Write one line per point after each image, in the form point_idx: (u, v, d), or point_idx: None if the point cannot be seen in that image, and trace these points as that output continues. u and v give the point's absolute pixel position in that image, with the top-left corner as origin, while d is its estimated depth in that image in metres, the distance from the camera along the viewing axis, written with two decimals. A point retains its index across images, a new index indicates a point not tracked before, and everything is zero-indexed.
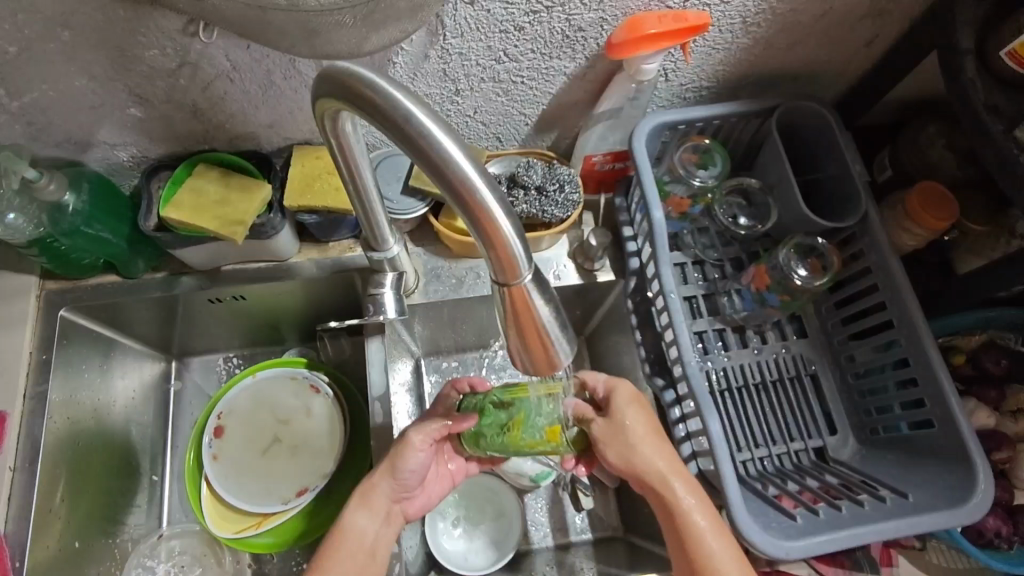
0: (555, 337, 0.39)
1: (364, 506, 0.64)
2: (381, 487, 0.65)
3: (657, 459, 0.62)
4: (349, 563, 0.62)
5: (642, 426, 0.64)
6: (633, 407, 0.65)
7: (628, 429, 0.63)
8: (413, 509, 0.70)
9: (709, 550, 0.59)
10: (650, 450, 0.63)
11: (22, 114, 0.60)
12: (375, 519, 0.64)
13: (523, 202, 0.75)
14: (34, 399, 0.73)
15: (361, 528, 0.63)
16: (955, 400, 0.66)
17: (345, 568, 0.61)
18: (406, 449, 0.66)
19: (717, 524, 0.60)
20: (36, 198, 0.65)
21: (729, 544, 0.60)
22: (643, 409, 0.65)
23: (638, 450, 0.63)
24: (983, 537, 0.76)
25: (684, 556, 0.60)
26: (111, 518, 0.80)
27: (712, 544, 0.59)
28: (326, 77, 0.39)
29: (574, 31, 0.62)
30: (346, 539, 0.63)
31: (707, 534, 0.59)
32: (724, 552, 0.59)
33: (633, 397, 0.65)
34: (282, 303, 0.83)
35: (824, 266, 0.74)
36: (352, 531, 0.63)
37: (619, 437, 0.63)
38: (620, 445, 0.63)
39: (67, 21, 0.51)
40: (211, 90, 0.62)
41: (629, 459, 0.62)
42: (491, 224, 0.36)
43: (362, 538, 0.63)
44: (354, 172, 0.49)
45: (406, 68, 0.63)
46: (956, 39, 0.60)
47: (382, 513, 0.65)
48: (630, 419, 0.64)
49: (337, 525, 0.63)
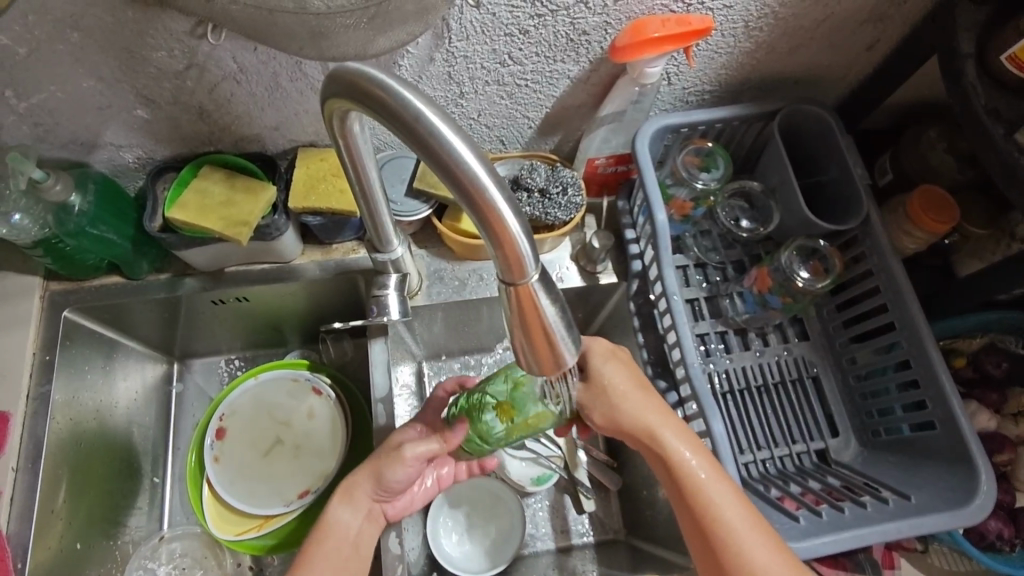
0: (560, 334, 0.40)
1: (346, 501, 0.65)
2: (363, 486, 0.65)
3: (645, 413, 0.62)
4: (333, 557, 0.62)
5: (624, 381, 0.62)
6: (611, 363, 0.62)
7: (609, 386, 0.62)
8: (395, 510, 0.69)
9: (711, 499, 0.59)
10: (636, 404, 0.62)
11: (29, 115, 0.60)
12: (358, 513, 0.65)
13: (527, 204, 0.75)
14: (37, 400, 0.73)
15: (344, 523, 0.64)
16: (957, 404, 0.66)
17: (332, 561, 0.62)
18: (393, 462, 0.64)
19: (715, 470, 0.61)
20: (42, 199, 0.65)
21: (731, 491, 0.60)
22: (621, 361, 0.63)
23: (624, 407, 0.62)
24: (984, 539, 0.76)
25: (686, 508, 0.60)
26: (113, 520, 0.80)
27: (713, 492, 0.59)
28: (336, 78, 0.39)
29: (578, 35, 0.63)
30: (331, 533, 0.64)
31: (706, 483, 0.60)
32: (727, 499, 0.59)
33: (610, 351, 0.63)
34: (286, 305, 0.84)
35: (826, 269, 0.75)
36: (336, 525, 0.64)
37: (603, 397, 0.62)
38: (606, 404, 0.62)
39: (77, 23, 0.51)
40: (218, 92, 0.62)
41: (614, 417, 0.62)
42: (499, 222, 0.36)
43: (347, 531, 0.64)
44: (361, 172, 0.50)
45: (412, 71, 0.64)
46: (957, 44, 0.61)
47: (365, 508, 0.66)
48: (610, 377, 0.62)
49: (321, 521, 0.64)
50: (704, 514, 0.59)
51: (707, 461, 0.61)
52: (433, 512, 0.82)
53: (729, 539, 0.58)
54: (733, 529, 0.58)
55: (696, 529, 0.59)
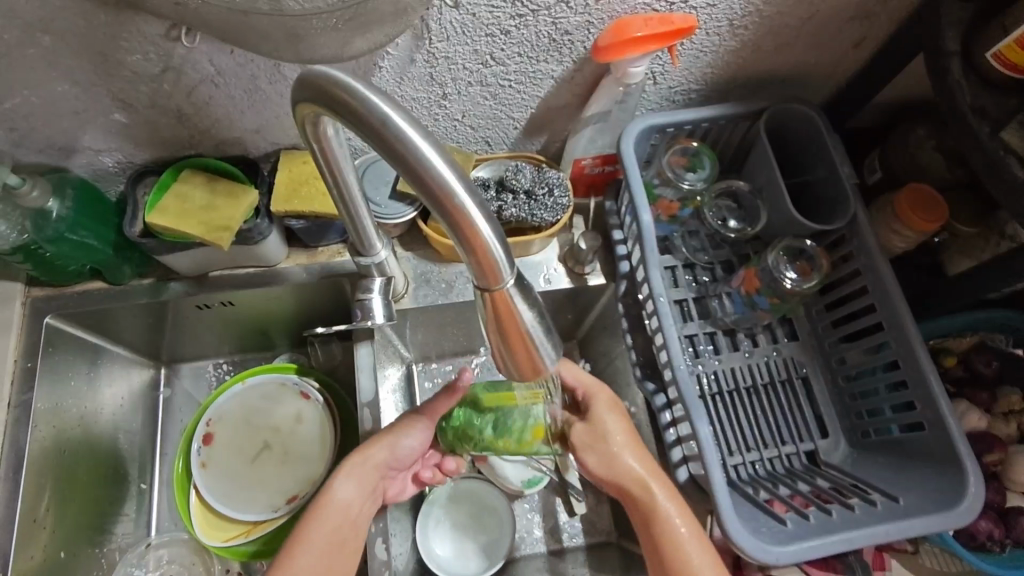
0: (537, 340, 0.39)
1: (349, 475, 0.66)
2: (372, 458, 0.68)
3: (636, 465, 0.64)
4: (336, 530, 0.64)
5: (624, 430, 0.66)
6: (613, 411, 0.66)
7: (607, 435, 0.65)
8: (392, 490, 0.72)
9: (687, 555, 0.59)
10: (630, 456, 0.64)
11: (4, 120, 0.60)
12: (362, 487, 0.67)
13: (512, 206, 0.74)
14: (19, 408, 0.72)
15: (344, 498, 0.65)
16: (946, 405, 0.66)
17: (327, 534, 0.63)
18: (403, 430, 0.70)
19: (697, 532, 0.61)
20: (20, 205, 0.64)
21: (709, 553, 0.60)
22: (623, 415, 0.67)
23: (618, 457, 0.64)
24: (975, 540, 0.75)
25: (658, 558, 0.60)
26: (99, 527, 0.79)
27: (691, 550, 0.60)
28: (304, 82, 0.38)
29: (561, 34, 0.62)
30: (331, 507, 0.65)
31: (685, 538, 0.60)
32: (705, 562, 0.59)
33: (614, 403, 0.67)
34: (272, 309, 0.83)
35: (813, 268, 0.74)
36: (340, 500, 0.65)
37: (600, 442, 0.65)
38: (603, 450, 0.65)
39: (49, 26, 0.51)
40: (196, 95, 0.61)
41: (609, 465, 0.64)
42: (470, 227, 0.35)
43: (347, 508, 0.65)
44: (337, 176, 0.49)
45: (393, 73, 0.63)
46: (942, 41, 0.60)
47: (370, 483, 0.68)
48: (610, 424, 0.66)
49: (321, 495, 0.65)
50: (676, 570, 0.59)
51: (689, 519, 0.62)
52: (422, 513, 0.81)
53: None
54: None
55: None
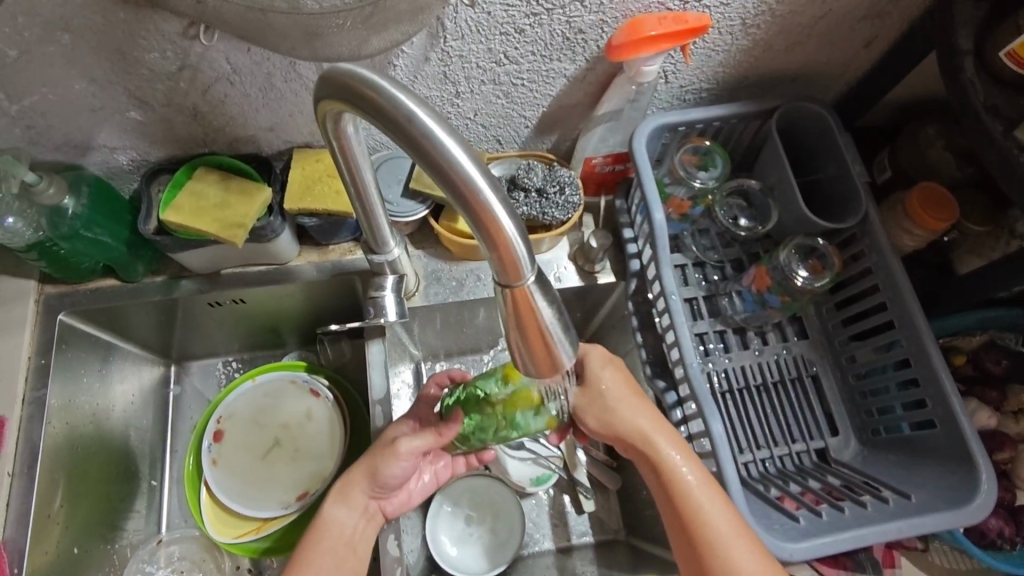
0: (558, 335, 0.39)
1: (342, 500, 0.66)
2: (359, 483, 0.66)
3: (636, 418, 0.64)
4: (331, 557, 0.64)
5: (620, 384, 0.65)
6: (608, 368, 0.65)
7: (605, 391, 0.64)
8: (392, 508, 0.70)
9: (698, 505, 0.60)
10: (629, 410, 0.64)
11: (21, 117, 0.60)
12: (354, 511, 0.66)
13: (524, 204, 0.75)
14: (33, 404, 0.72)
15: (340, 521, 0.65)
16: (958, 404, 0.66)
17: (326, 560, 0.63)
18: (388, 457, 0.65)
19: (704, 480, 0.61)
20: (35, 202, 0.64)
21: (720, 498, 0.60)
22: (619, 367, 0.66)
23: (616, 412, 0.64)
24: (985, 537, 0.76)
25: (671, 508, 0.61)
26: (110, 523, 0.79)
27: (701, 499, 0.60)
28: (328, 80, 0.39)
29: (574, 33, 0.62)
30: (327, 532, 0.65)
31: (695, 490, 0.60)
32: (717, 508, 0.59)
33: (609, 357, 0.66)
34: (283, 306, 0.83)
35: (825, 267, 0.74)
36: (332, 524, 0.65)
37: (596, 402, 0.64)
38: (600, 407, 0.65)
39: (68, 24, 0.51)
40: (212, 93, 0.61)
41: (608, 423, 0.64)
42: (494, 221, 0.35)
43: (342, 530, 0.65)
44: (356, 174, 0.49)
45: (407, 71, 0.63)
46: (955, 40, 0.60)
47: (361, 506, 0.67)
48: (606, 380, 0.64)
49: (317, 520, 0.65)
50: (688, 517, 0.59)
51: (696, 467, 0.62)
52: (433, 512, 0.82)
53: (713, 543, 0.58)
54: (724, 545, 0.58)
55: (684, 537, 0.60)
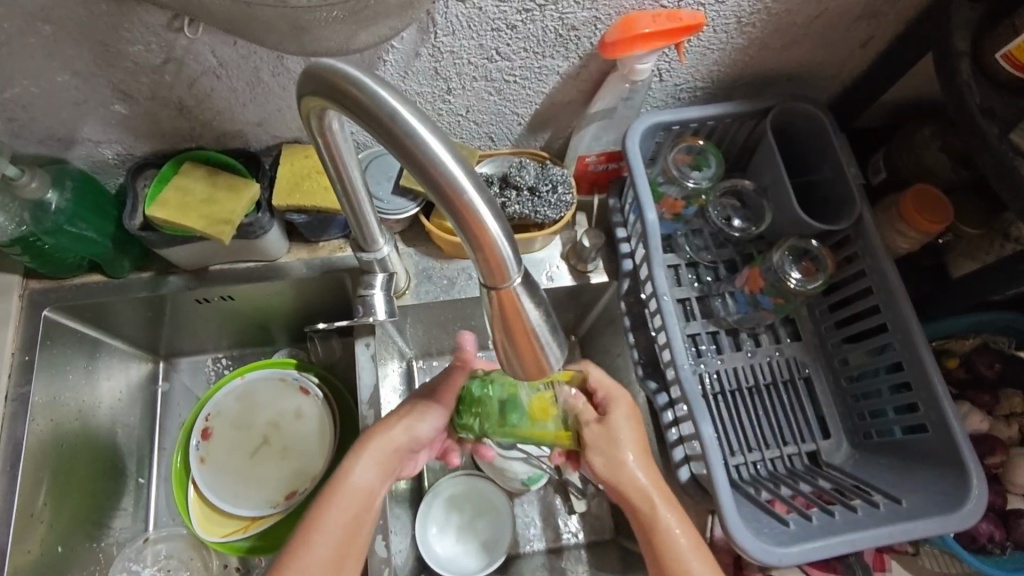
0: (544, 339, 0.39)
1: (365, 456, 0.63)
2: (393, 441, 0.65)
3: (639, 476, 0.62)
4: (343, 515, 0.61)
5: (630, 434, 0.64)
6: (625, 413, 0.65)
7: (614, 432, 0.63)
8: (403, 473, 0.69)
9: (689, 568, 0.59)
10: (635, 465, 0.63)
11: (3, 109, 0.59)
12: (378, 472, 0.64)
13: (515, 203, 0.74)
14: (17, 401, 0.71)
15: (359, 479, 0.63)
16: (949, 407, 0.65)
17: (337, 518, 0.60)
18: (428, 408, 0.67)
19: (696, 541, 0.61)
20: (18, 196, 0.64)
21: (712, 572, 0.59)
22: (637, 420, 0.66)
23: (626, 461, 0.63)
24: (976, 542, 0.76)
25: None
26: (97, 521, 0.79)
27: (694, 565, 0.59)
28: (311, 75, 0.38)
29: (567, 30, 0.62)
30: (345, 492, 0.62)
31: (687, 554, 0.60)
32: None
33: (629, 408, 0.66)
34: (271, 304, 0.82)
35: (818, 268, 0.74)
36: (352, 484, 0.62)
37: (610, 445, 0.63)
38: (611, 455, 0.63)
39: (48, 15, 0.50)
40: (198, 87, 0.61)
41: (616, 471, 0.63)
42: (479, 226, 0.35)
43: (361, 490, 0.63)
44: (342, 171, 0.48)
45: (398, 67, 0.62)
46: (951, 41, 0.60)
47: (385, 464, 0.64)
48: (619, 422, 0.64)
49: (337, 477, 0.63)
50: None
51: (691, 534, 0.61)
52: (422, 511, 0.80)
53: None
54: None
55: None
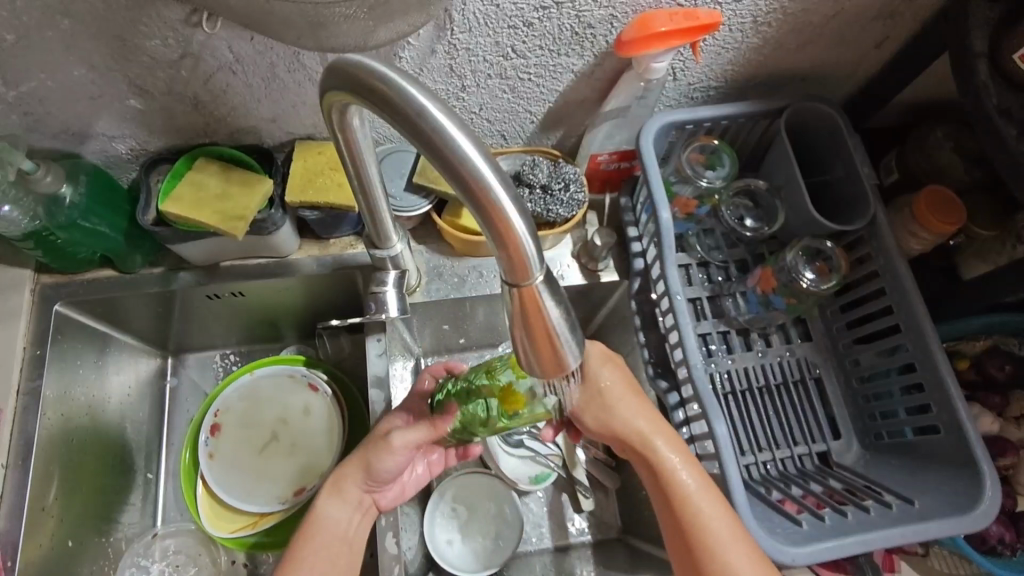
0: (564, 337, 0.38)
1: (336, 495, 0.65)
2: (353, 477, 0.65)
3: (635, 418, 0.62)
4: (324, 552, 0.63)
5: (618, 382, 0.62)
6: (605, 366, 0.61)
7: (604, 390, 0.61)
8: (386, 500, 0.69)
9: (696, 508, 0.59)
10: (628, 409, 0.62)
11: (18, 103, 0.59)
12: (349, 506, 0.66)
13: (529, 201, 0.74)
14: (28, 395, 0.71)
15: (333, 517, 0.65)
16: (962, 409, 0.65)
17: (320, 556, 0.62)
18: (383, 450, 0.65)
19: (702, 480, 0.61)
20: (31, 191, 0.63)
21: (719, 502, 0.60)
22: (618, 366, 0.63)
23: (615, 411, 0.62)
24: (986, 544, 0.76)
25: (674, 520, 0.60)
26: (107, 516, 0.79)
27: (701, 502, 0.59)
28: (336, 70, 0.38)
29: (584, 28, 0.61)
30: (321, 528, 0.64)
31: (694, 492, 0.60)
32: (715, 510, 0.59)
33: (606, 354, 0.62)
34: (282, 300, 0.82)
35: (831, 269, 0.74)
36: (326, 521, 0.64)
37: (597, 401, 0.62)
38: (599, 407, 0.62)
39: (67, 9, 0.50)
40: (213, 82, 0.60)
41: (606, 422, 0.62)
42: (504, 223, 0.35)
43: (337, 526, 0.64)
44: (360, 167, 0.48)
45: (413, 63, 0.62)
46: (968, 41, 0.59)
47: (354, 502, 0.66)
48: (603, 379, 0.61)
49: (310, 516, 0.65)
50: (681, 508, 0.60)
51: (694, 469, 0.61)
52: (428, 508, 0.81)
53: (712, 543, 0.58)
54: (723, 546, 0.58)
55: (682, 539, 0.59)
